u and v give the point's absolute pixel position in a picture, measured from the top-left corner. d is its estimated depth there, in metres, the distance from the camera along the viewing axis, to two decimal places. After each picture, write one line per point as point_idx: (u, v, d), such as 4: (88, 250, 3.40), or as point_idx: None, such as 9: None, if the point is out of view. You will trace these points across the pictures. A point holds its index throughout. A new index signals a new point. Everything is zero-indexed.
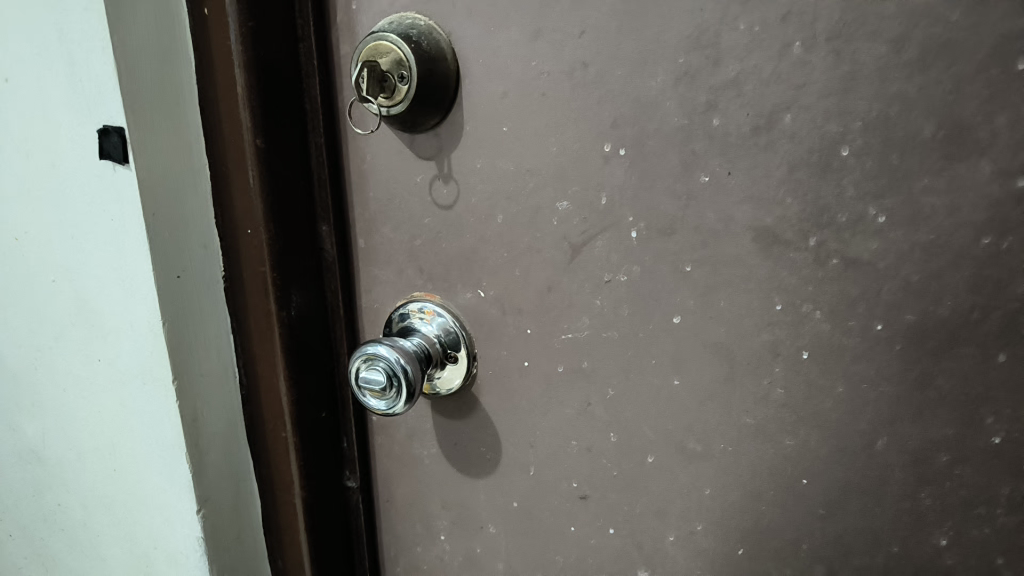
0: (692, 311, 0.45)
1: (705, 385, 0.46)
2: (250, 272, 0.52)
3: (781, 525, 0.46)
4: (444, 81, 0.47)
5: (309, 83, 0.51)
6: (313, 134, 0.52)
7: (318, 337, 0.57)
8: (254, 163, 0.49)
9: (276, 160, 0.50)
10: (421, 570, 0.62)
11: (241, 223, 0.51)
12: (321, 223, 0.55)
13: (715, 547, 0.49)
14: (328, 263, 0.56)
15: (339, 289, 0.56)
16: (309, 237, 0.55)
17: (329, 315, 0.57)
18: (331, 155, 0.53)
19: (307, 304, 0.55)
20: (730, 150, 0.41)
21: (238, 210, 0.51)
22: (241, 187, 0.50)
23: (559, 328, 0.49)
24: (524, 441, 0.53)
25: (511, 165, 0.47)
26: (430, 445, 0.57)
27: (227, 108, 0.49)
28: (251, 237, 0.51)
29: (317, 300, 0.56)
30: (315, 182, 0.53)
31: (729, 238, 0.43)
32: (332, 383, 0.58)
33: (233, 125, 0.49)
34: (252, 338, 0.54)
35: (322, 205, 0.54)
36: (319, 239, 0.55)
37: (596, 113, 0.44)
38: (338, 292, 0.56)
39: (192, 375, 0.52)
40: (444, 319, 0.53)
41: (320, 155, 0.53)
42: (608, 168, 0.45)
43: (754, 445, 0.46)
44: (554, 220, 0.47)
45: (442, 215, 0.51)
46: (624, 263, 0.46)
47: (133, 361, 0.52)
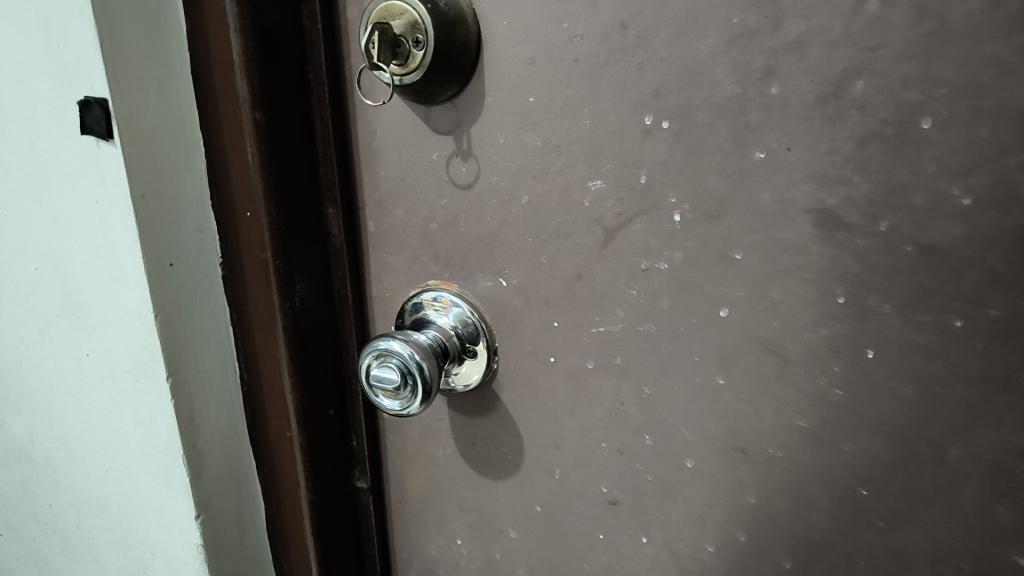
0: (741, 303, 0.40)
1: (753, 386, 0.41)
2: (251, 259, 0.48)
3: (835, 539, 0.42)
4: (464, 46, 0.42)
5: (313, 50, 0.46)
6: (318, 107, 0.48)
7: (325, 329, 0.52)
8: (253, 140, 0.45)
9: (277, 136, 0.45)
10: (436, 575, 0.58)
11: (239, 205, 0.47)
12: (328, 206, 0.50)
13: (760, 558, 0.45)
14: (336, 249, 0.51)
15: (348, 277, 0.52)
16: (315, 220, 0.50)
17: (337, 305, 0.53)
18: (338, 129, 0.48)
19: (312, 293, 0.51)
20: (790, 123, 0.36)
21: (236, 191, 0.47)
22: (239, 165, 0.46)
23: (589, 320, 0.45)
24: (548, 442, 0.49)
25: (539, 140, 0.43)
26: (447, 445, 0.53)
27: (222, 78, 0.44)
28: (250, 221, 0.47)
29: (324, 289, 0.52)
30: (321, 159, 0.49)
31: (786, 222, 0.38)
32: (341, 378, 0.54)
33: (228, 96, 0.45)
34: (254, 330, 0.50)
35: (329, 185, 0.49)
36: (325, 223, 0.51)
37: (636, 81, 0.39)
38: (347, 280, 0.52)
39: (188, 372, 0.48)
40: (460, 310, 0.48)
41: (326, 130, 0.48)
42: (649, 143, 0.40)
43: (807, 451, 0.41)
44: (585, 201, 0.42)
45: (460, 196, 0.46)
46: (664, 249, 0.41)
47: (125, 357, 0.47)
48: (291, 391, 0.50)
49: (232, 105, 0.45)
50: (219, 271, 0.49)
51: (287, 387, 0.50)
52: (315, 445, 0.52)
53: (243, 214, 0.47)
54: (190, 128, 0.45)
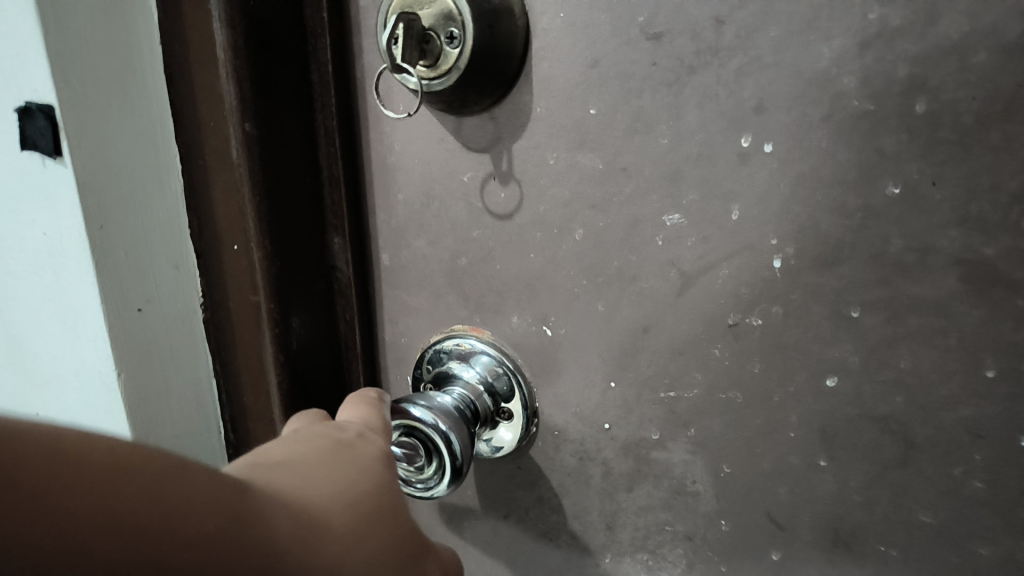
0: (856, 371, 0.32)
1: (865, 471, 0.33)
2: (239, 297, 0.41)
3: None
4: (509, 43, 0.34)
5: (316, 45, 0.37)
6: (322, 115, 0.39)
7: (327, 380, 0.44)
8: (242, 155, 0.37)
9: (274, 152, 0.37)
10: None
11: (225, 235, 0.40)
12: (333, 235, 0.41)
13: None
14: (342, 287, 0.42)
15: (356, 319, 0.43)
16: (316, 253, 0.41)
17: (344, 351, 0.44)
18: (347, 143, 0.39)
19: (312, 338, 0.42)
20: (937, 150, 0.28)
21: (222, 221, 0.40)
22: (226, 186, 0.39)
23: (658, 382, 0.37)
24: (597, 521, 0.40)
25: (601, 162, 0.34)
26: (471, 515, 0.45)
27: (205, 83, 0.37)
28: (240, 255, 0.40)
29: (326, 332, 0.43)
30: (325, 180, 0.40)
31: (922, 275, 0.30)
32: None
33: (211, 105, 0.38)
34: (242, 378, 0.44)
35: (335, 212, 0.41)
36: (330, 255, 0.42)
37: (732, 92, 0.31)
38: (354, 324, 0.43)
39: (153, 423, 0.42)
40: (489, 359, 0.40)
41: (333, 144, 0.39)
42: (745, 171, 0.32)
43: (931, 552, 0.33)
44: (658, 239, 0.34)
45: (497, 227, 0.38)
46: (759, 301, 0.33)
47: (82, 404, 0.42)
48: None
49: (219, 115, 0.38)
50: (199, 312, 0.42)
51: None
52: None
53: (231, 246, 0.40)
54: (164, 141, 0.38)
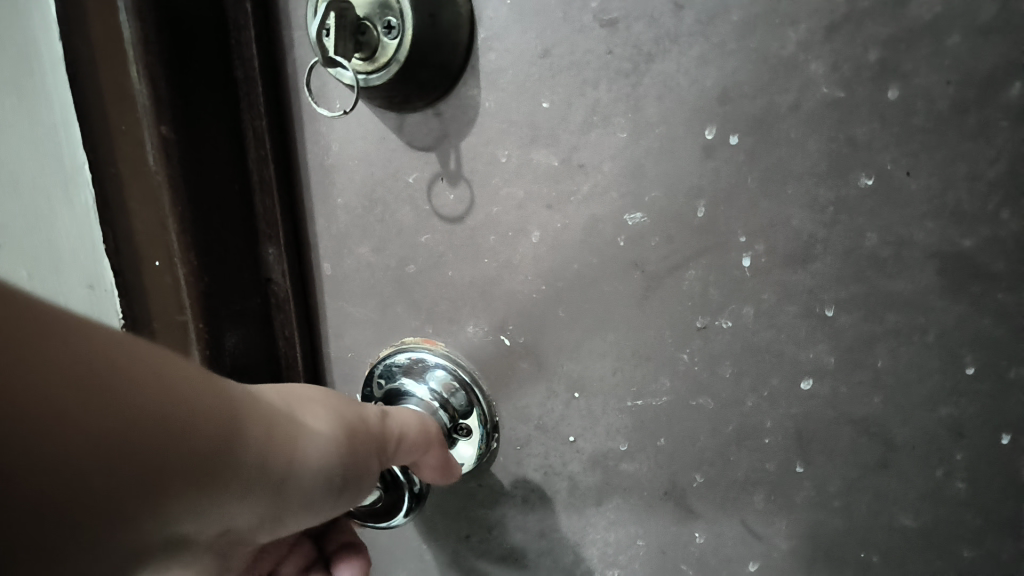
0: (832, 372, 0.31)
1: (843, 475, 0.32)
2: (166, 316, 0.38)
3: None
4: (452, 32, 0.31)
5: (241, 40, 0.35)
6: (249, 116, 0.36)
7: None
8: (159, 161, 0.34)
9: (195, 154, 0.34)
10: None
11: (149, 248, 0.38)
12: (267, 246, 0.38)
13: None
14: (279, 301, 0.39)
15: (295, 336, 0.40)
16: (250, 267, 0.38)
17: (283, 370, 0.41)
18: (278, 146, 0.37)
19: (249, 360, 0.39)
20: (912, 138, 0.27)
21: (143, 234, 0.38)
22: (141, 194, 0.36)
23: (624, 391, 0.34)
24: (566, 538, 0.38)
25: (556, 158, 0.32)
26: (430, 539, 0.42)
27: (112, 83, 0.35)
28: (162, 269, 0.37)
29: (263, 350, 0.40)
30: (256, 186, 0.37)
31: (899, 270, 0.28)
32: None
33: (120, 106, 0.35)
34: None
35: (268, 220, 0.38)
36: (264, 267, 0.39)
37: (694, 81, 0.29)
38: (294, 341, 0.40)
39: None
40: (445, 373, 0.37)
41: (263, 147, 0.36)
42: (710, 165, 0.30)
43: (913, 556, 0.32)
44: (620, 239, 0.32)
45: (446, 231, 0.35)
46: (729, 302, 0.31)
47: None
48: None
49: (132, 119, 0.35)
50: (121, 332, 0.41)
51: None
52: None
53: (152, 263, 0.38)
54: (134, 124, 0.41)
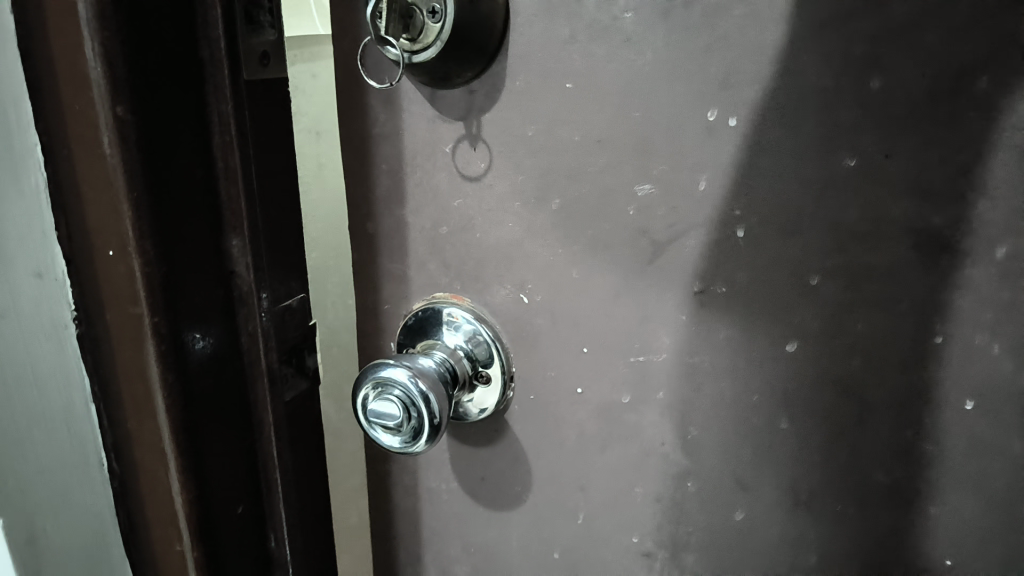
0: (816, 336, 0.34)
1: (823, 431, 0.35)
2: (118, 307, 0.33)
3: None
4: (489, 19, 0.35)
5: (206, 24, 0.33)
6: (215, 100, 0.34)
7: (224, 398, 0.38)
8: (115, 145, 0.30)
9: (153, 135, 0.31)
10: None
11: (94, 240, 0.32)
12: (231, 236, 0.36)
13: None
14: (243, 295, 0.37)
15: (260, 329, 0.38)
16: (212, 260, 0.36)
17: (242, 364, 0.39)
18: (241, 134, 0.35)
19: (215, 360, 0.37)
20: (891, 124, 0.30)
21: (89, 219, 0.32)
22: (89, 177, 0.31)
23: (628, 348, 0.38)
24: (572, 481, 0.42)
25: (576, 134, 0.36)
26: (447, 480, 0.46)
27: (62, 49, 0.29)
28: (112, 263, 0.32)
29: (226, 344, 0.37)
30: (220, 176, 0.35)
31: (878, 243, 0.32)
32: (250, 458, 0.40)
33: (70, 77, 0.29)
34: (121, 411, 0.36)
35: (230, 208, 0.36)
36: (225, 258, 0.36)
37: (700, 68, 0.32)
38: (257, 332, 0.38)
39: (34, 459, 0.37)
40: (473, 327, 0.41)
41: (229, 133, 0.34)
42: (712, 143, 0.33)
43: (884, 506, 0.35)
44: (630, 208, 0.36)
45: (477, 195, 0.39)
46: (725, 269, 0.35)
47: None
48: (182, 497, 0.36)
49: (78, 91, 0.29)
50: (73, 327, 0.35)
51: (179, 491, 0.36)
52: (216, 557, 0.38)
53: (104, 252, 0.32)
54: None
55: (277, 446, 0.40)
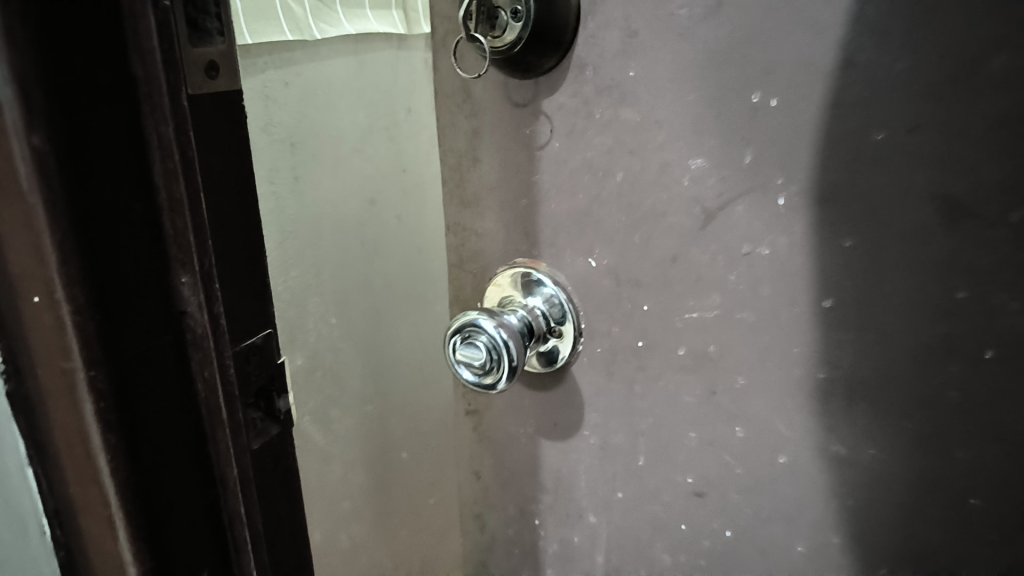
0: (849, 294, 0.38)
1: (856, 382, 0.39)
2: (48, 364, 0.26)
3: (936, 547, 0.39)
4: (563, 19, 0.41)
5: (135, 24, 0.25)
6: (152, 121, 0.26)
7: (168, 475, 0.30)
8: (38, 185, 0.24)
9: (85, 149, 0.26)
10: (515, 549, 0.59)
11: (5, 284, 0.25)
12: (177, 274, 0.28)
13: (851, 564, 0.43)
14: (195, 341, 0.29)
15: (218, 397, 0.30)
16: (156, 306, 0.29)
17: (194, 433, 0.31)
18: (187, 164, 0.27)
19: (157, 425, 0.29)
20: (913, 101, 0.34)
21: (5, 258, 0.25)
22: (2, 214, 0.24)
23: (682, 305, 0.43)
24: (634, 425, 0.48)
25: (638, 115, 0.41)
26: (527, 424, 0.53)
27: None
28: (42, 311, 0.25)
29: (160, 413, 0.29)
30: (163, 205, 0.27)
31: (902, 208, 0.35)
32: (220, 542, 0.32)
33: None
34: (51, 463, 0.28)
35: (179, 244, 0.28)
36: (176, 302, 0.29)
37: (743, 55, 0.37)
38: (218, 399, 0.30)
39: None
40: (549, 289, 0.47)
41: (172, 156, 0.27)
42: (755, 121, 0.38)
43: (913, 453, 0.39)
44: (685, 180, 0.41)
45: (552, 171, 0.45)
46: (767, 233, 0.39)
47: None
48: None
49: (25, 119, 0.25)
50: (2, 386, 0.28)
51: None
52: None
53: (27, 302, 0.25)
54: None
55: (251, 541, 0.33)
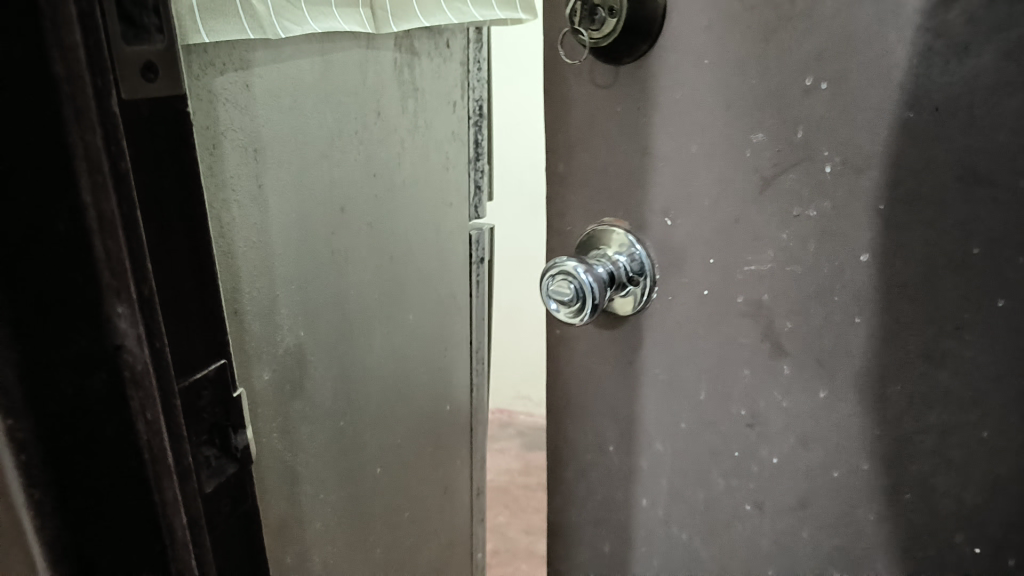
0: (882, 249, 0.46)
1: (888, 325, 0.47)
2: None
3: (951, 463, 0.48)
4: (650, 13, 0.48)
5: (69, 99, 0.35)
6: (80, 140, 0.36)
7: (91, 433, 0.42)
8: None
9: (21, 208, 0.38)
10: (586, 477, 0.67)
11: None
12: (114, 303, 0.39)
13: (882, 482, 0.51)
14: (133, 374, 0.41)
15: (140, 393, 0.41)
16: (90, 329, 0.40)
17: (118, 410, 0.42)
18: (118, 181, 0.38)
19: (68, 401, 0.42)
20: (942, 90, 0.42)
21: None
22: None
23: (742, 259, 0.51)
24: (697, 364, 0.56)
25: (709, 95, 0.49)
26: (602, 364, 0.61)
27: None
28: None
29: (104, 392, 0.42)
30: (94, 225, 0.38)
31: (929, 177, 0.43)
32: (149, 501, 0.44)
33: None
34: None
35: (115, 271, 0.39)
36: (109, 325, 0.40)
37: (801, 45, 0.44)
38: (143, 396, 0.41)
39: None
40: (632, 247, 0.55)
41: (101, 172, 0.37)
42: (808, 101, 0.45)
43: (934, 384, 0.47)
44: (747, 151, 0.48)
45: (635, 142, 0.53)
46: (815, 197, 0.47)
47: None
48: (33, 523, 0.42)
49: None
50: None
51: (38, 551, 0.42)
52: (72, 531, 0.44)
53: None
54: (321, 147, 0.80)
55: (166, 502, 0.43)
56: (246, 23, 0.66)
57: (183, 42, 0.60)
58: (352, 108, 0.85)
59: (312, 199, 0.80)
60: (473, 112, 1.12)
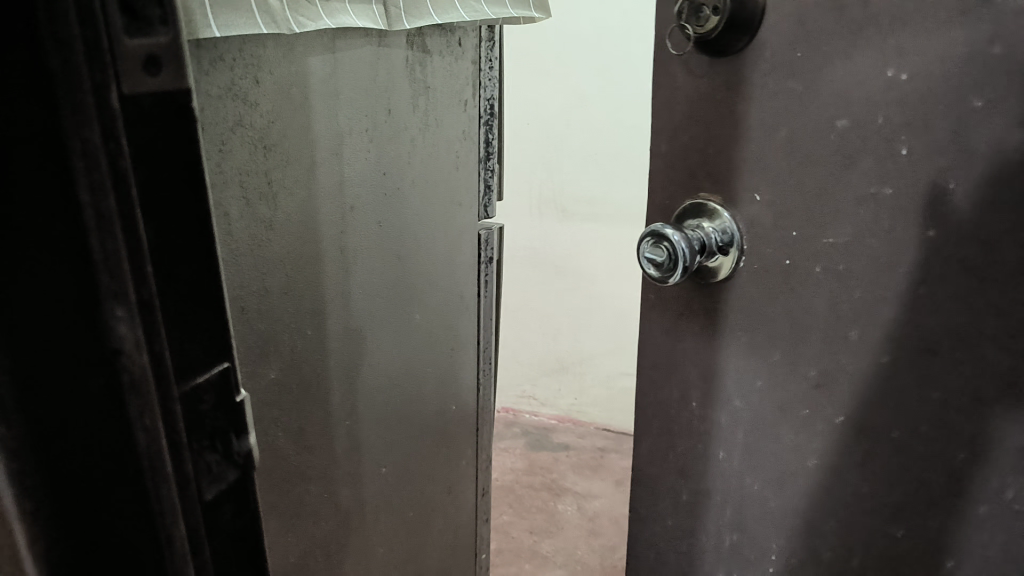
0: (949, 227, 0.54)
1: (954, 290, 0.55)
2: None
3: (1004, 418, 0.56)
4: (752, 16, 0.57)
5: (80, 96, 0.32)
6: (80, 139, 0.32)
7: (89, 445, 0.38)
8: None
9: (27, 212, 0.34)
10: (655, 434, 0.75)
11: None
12: (114, 307, 0.35)
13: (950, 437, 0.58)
14: (133, 381, 0.36)
15: (147, 400, 0.37)
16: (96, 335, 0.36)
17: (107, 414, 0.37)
18: (118, 178, 0.34)
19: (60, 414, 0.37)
20: (1001, 85, 0.50)
21: None
22: None
23: (823, 233, 0.59)
24: (775, 327, 0.63)
25: (801, 85, 0.57)
26: (684, 332, 0.69)
27: None
28: None
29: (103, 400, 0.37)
30: (92, 224, 0.33)
31: (998, 159, 0.51)
32: (153, 518, 0.39)
33: None
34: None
35: (114, 273, 0.34)
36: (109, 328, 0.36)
37: (882, 42, 0.53)
38: (155, 401, 0.37)
39: None
40: (724, 220, 0.63)
41: (100, 171, 0.33)
42: (887, 89, 0.53)
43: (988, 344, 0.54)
44: (833, 132, 0.56)
45: (721, 130, 0.62)
46: (888, 176, 0.55)
47: None
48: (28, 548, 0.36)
49: None
50: None
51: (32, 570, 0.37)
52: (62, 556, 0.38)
53: None
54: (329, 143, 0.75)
55: (171, 507, 0.39)
56: (259, 19, 0.63)
57: (191, 38, 0.58)
58: (370, 107, 0.80)
59: (322, 192, 0.75)
60: (485, 111, 1.02)
